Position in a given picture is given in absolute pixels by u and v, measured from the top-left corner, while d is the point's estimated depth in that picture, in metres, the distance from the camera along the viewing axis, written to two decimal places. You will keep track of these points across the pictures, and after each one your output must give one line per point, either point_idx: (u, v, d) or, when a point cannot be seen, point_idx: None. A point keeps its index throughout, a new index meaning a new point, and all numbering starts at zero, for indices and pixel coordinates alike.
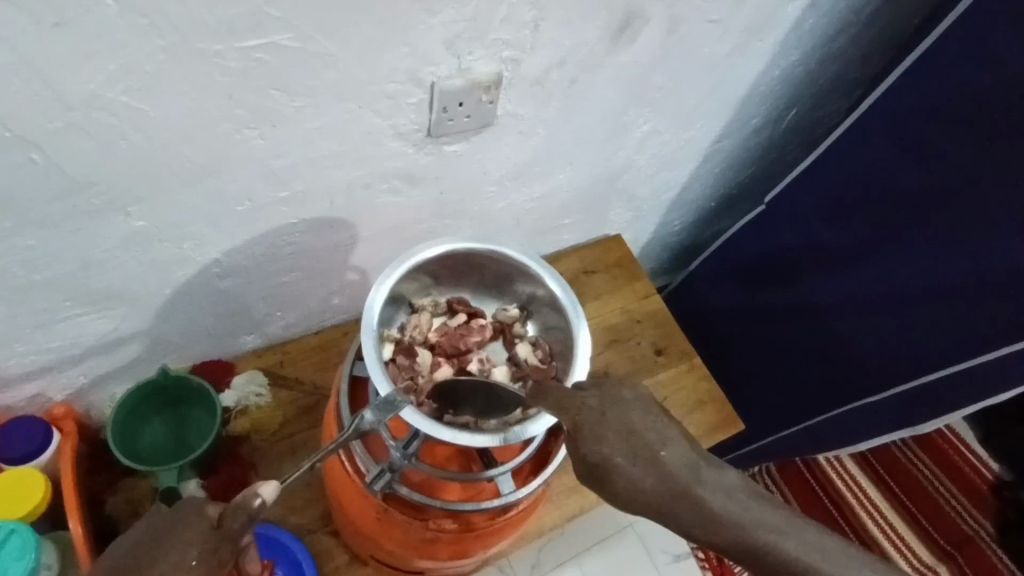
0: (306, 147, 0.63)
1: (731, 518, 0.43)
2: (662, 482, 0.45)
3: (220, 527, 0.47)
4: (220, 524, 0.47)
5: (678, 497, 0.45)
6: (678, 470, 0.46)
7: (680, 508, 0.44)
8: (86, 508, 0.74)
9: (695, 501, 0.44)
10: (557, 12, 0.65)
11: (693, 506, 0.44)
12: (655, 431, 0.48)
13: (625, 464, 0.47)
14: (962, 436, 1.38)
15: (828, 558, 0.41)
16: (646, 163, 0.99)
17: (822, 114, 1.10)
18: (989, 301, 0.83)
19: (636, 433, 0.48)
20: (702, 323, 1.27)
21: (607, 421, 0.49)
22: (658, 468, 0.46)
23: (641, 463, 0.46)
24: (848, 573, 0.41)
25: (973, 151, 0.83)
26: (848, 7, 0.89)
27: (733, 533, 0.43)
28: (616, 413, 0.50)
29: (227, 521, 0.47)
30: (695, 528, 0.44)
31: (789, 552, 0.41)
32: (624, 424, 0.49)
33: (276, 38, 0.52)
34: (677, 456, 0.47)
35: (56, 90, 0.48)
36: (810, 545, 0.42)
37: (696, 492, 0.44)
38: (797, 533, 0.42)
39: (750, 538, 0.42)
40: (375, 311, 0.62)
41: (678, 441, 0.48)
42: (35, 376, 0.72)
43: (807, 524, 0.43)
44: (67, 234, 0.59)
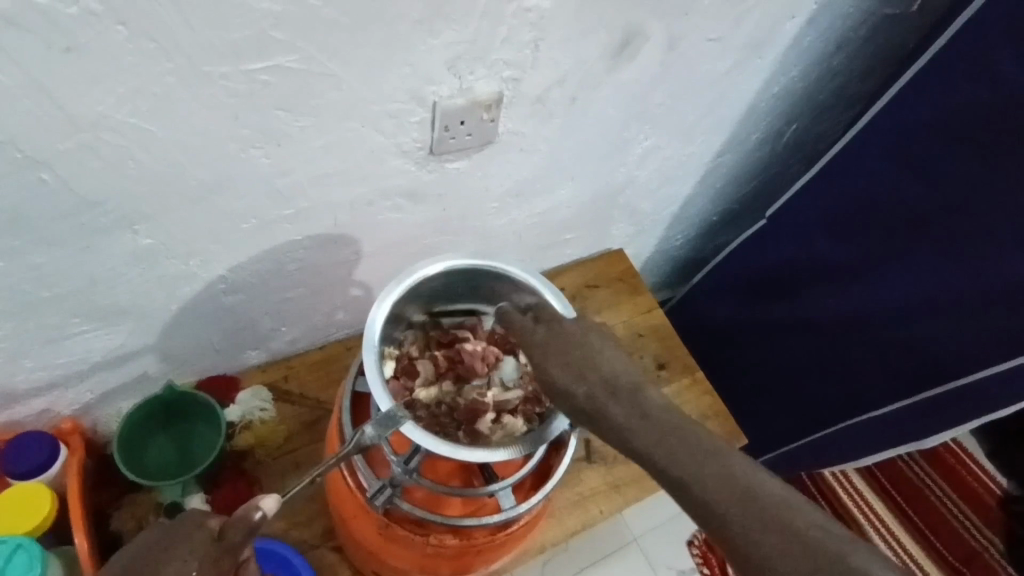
0: (311, 165, 0.64)
1: (631, 428, 0.53)
2: (588, 398, 0.57)
3: (221, 540, 0.47)
4: (221, 536, 0.48)
5: (596, 407, 0.56)
6: (602, 392, 0.57)
7: (597, 416, 0.56)
8: (90, 523, 0.74)
9: (606, 411, 0.55)
10: (556, 32, 0.66)
11: (607, 419, 0.55)
12: (594, 356, 0.60)
13: (557, 378, 0.59)
14: (970, 449, 1.36)
15: (704, 459, 0.48)
16: (648, 178, 1.00)
17: (822, 129, 1.11)
18: (993, 315, 0.83)
19: (574, 359, 0.60)
20: (705, 337, 1.27)
21: (549, 347, 0.62)
22: (584, 382, 0.58)
23: (570, 378, 0.59)
24: (711, 467, 0.47)
25: (971, 165, 0.83)
26: (845, 24, 0.90)
27: (634, 439, 0.52)
28: (572, 343, 0.61)
29: (227, 534, 0.48)
30: (612, 433, 0.54)
31: (676, 458, 0.48)
32: (573, 350, 0.61)
33: (281, 60, 0.54)
34: (608, 374, 0.58)
35: (67, 113, 0.49)
36: (691, 454, 0.48)
37: (612, 401, 0.55)
38: (684, 439, 0.50)
39: (637, 438, 0.52)
40: (376, 328, 0.63)
41: (617, 368, 0.58)
42: (42, 392, 0.73)
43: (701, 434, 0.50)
44: (75, 252, 0.60)
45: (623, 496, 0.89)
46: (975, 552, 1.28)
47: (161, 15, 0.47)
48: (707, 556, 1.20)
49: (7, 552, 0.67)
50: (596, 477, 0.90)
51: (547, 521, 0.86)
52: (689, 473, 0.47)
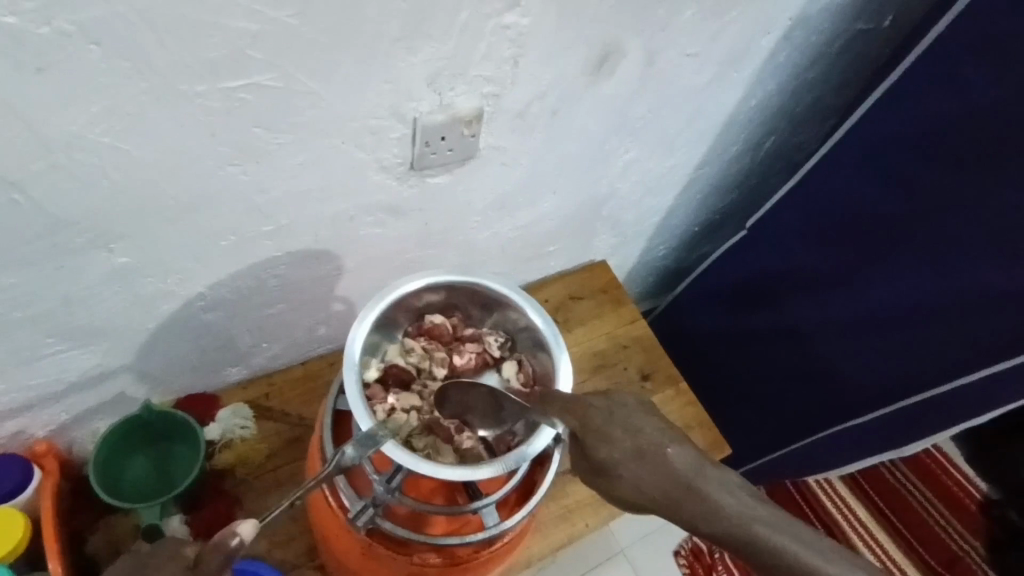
0: (290, 182, 0.64)
1: (724, 505, 0.46)
2: (663, 482, 0.50)
3: (197, 567, 0.48)
4: (197, 565, 0.48)
5: (678, 489, 0.49)
6: (683, 471, 0.50)
7: (681, 500, 0.48)
8: (65, 547, 0.73)
9: (695, 494, 0.48)
10: (536, 49, 0.66)
11: (693, 499, 0.48)
12: (661, 441, 0.52)
13: (627, 458, 0.52)
14: (949, 453, 1.38)
15: (823, 558, 0.43)
16: (629, 191, 1.01)
17: (800, 140, 1.12)
18: (969, 323, 0.85)
19: (641, 436, 0.53)
20: (689, 347, 1.28)
21: (614, 420, 0.55)
22: (659, 462, 0.51)
23: (642, 458, 0.52)
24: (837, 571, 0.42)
25: (943, 177, 0.84)
26: (820, 39, 0.92)
27: (723, 520, 0.46)
28: (629, 425, 0.54)
29: (203, 562, 0.48)
30: (694, 518, 0.47)
31: (764, 537, 0.44)
32: (632, 427, 0.54)
33: (259, 79, 0.54)
34: (682, 458, 0.51)
35: (39, 132, 0.49)
36: (812, 549, 0.44)
37: (696, 483, 0.48)
38: (801, 534, 0.44)
39: (731, 520, 0.46)
40: (358, 346, 0.63)
41: (682, 447, 0.52)
42: (15, 414, 0.71)
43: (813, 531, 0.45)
44: (49, 272, 0.59)
45: (608, 509, 0.89)
46: (956, 556, 1.30)
47: (135, 35, 0.46)
48: (694, 565, 1.21)
49: None
50: (582, 490, 0.90)
51: (532, 536, 0.86)
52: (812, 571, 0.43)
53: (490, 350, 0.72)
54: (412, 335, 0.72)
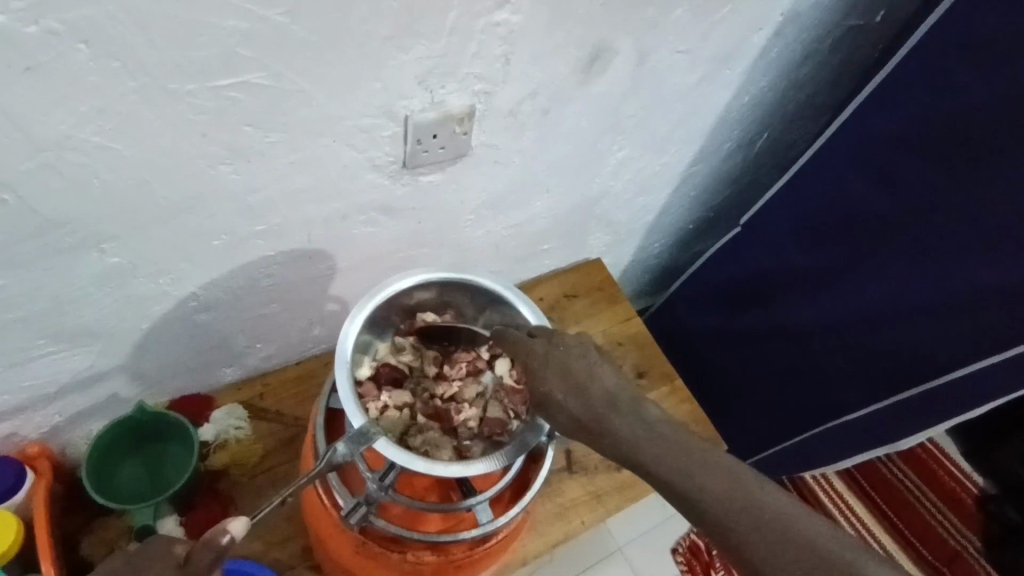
0: (282, 182, 0.64)
1: (632, 435, 0.53)
2: (584, 410, 0.55)
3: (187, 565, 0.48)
4: (187, 562, 0.48)
5: (596, 420, 0.55)
6: (601, 404, 0.55)
7: (597, 432, 0.55)
8: (59, 549, 0.72)
9: (610, 425, 0.54)
10: (527, 47, 0.66)
11: (609, 430, 0.54)
12: (587, 378, 0.56)
13: (558, 397, 0.56)
14: (945, 448, 1.38)
15: (712, 476, 0.49)
16: (623, 189, 1.01)
17: (793, 138, 1.13)
18: (962, 318, 0.85)
19: (572, 375, 0.57)
20: (684, 345, 1.28)
21: (550, 363, 0.58)
22: (585, 397, 0.56)
23: (572, 393, 0.56)
24: (722, 489, 0.48)
25: (934, 172, 0.85)
26: (811, 36, 0.92)
27: (633, 447, 0.53)
28: (563, 363, 0.58)
29: (192, 561, 0.48)
30: (611, 444, 0.54)
31: (665, 461, 0.51)
32: (567, 367, 0.57)
33: (249, 77, 0.53)
34: (603, 394, 0.55)
35: (28, 133, 0.49)
36: (703, 470, 0.49)
37: (611, 415, 0.54)
38: (697, 457, 0.50)
39: (640, 449, 0.52)
40: (349, 344, 0.63)
41: (605, 381, 0.56)
42: (8, 416, 0.71)
43: (712, 454, 0.50)
44: (40, 273, 0.59)
45: (604, 506, 0.89)
46: (956, 552, 1.30)
47: (124, 34, 0.46)
48: (692, 564, 1.19)
49: None
50: (578, 488, 0.90)
51: (527, 534, 0.86)
52: (699, 488, 0.49)
53: (481, 354, 0.73)
54: (404, 336, 0.72)
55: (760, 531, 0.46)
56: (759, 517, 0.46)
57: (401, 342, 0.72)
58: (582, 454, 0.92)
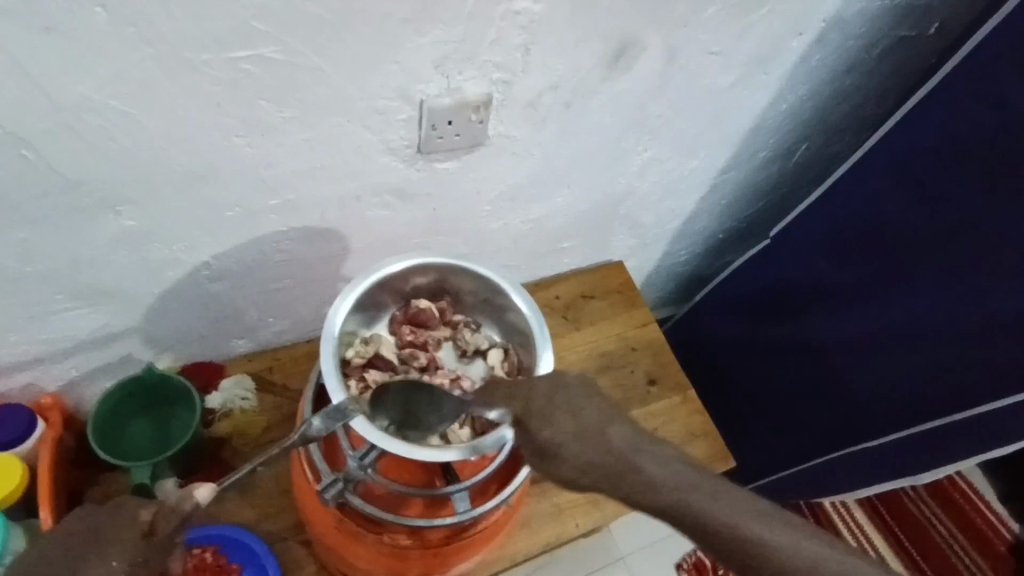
0: (296, 158, 0.65)
1: (663, 484, 0.50)
2: (606, 455, 0.52)
3: (151, 536, 0.51)
4: (151, 531, 0.51)
5: (623, 464, 0.51)
6: (622, 447, 0.52)
7: (625, 477, 0.51)
8: (61, 498, 0.75)
9: (637, 472, 0.50)
10: (549, 37, 0.66)
11: (638, 479, 0.50)
12: (601, 421, 0.53)
13: (572, 439, 0.53)
14: (975, 485, 1.32)
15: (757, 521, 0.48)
16: (649, 191, 0.99)
17: (833, 151, 1.08)
18: (997, 349, 0.81)
19: (583, 415, 0.54)
20: (705, 357, 1.25)
21: (555, 403, 0.55)
22: (603, 441, 0.52)
23: (587, 437, 0.53)
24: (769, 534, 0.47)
25: (976, 193, 0.80)
26: (856, 44, 0.88)
27: (669, 494, 0.49)
28: (570, 405, 0.55)
29: (157, 531, 0.51)
30: (639, 493, 0.50)
31: (704, 510, 0.48)
32: (574, 408, 0.54)
33: (264, 51, 0.54)
34: (623, 438, 0.52)
35: (48, 92, 0.50)
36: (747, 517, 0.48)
37: (638, 457, 0.51)
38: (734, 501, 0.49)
39: (673, 495, 0.49)
40: (338, 320, 0.63)
41: (623, 424, 0.53)
42: (26, 367, 0.74)
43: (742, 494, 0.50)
44: (58, 230, 0.61)
45: (602, 511, 0.88)
46: None
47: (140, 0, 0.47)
48: None
49: None
50: (576, 490, 0.88)
51: (519, 530, 0.85)
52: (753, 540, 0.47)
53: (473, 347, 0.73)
54: (398, 319, 0.72)
55: (800, 567, 0.46)
56: (796, 555, 0.46)
57: (395, 325, 0.72)
58: None
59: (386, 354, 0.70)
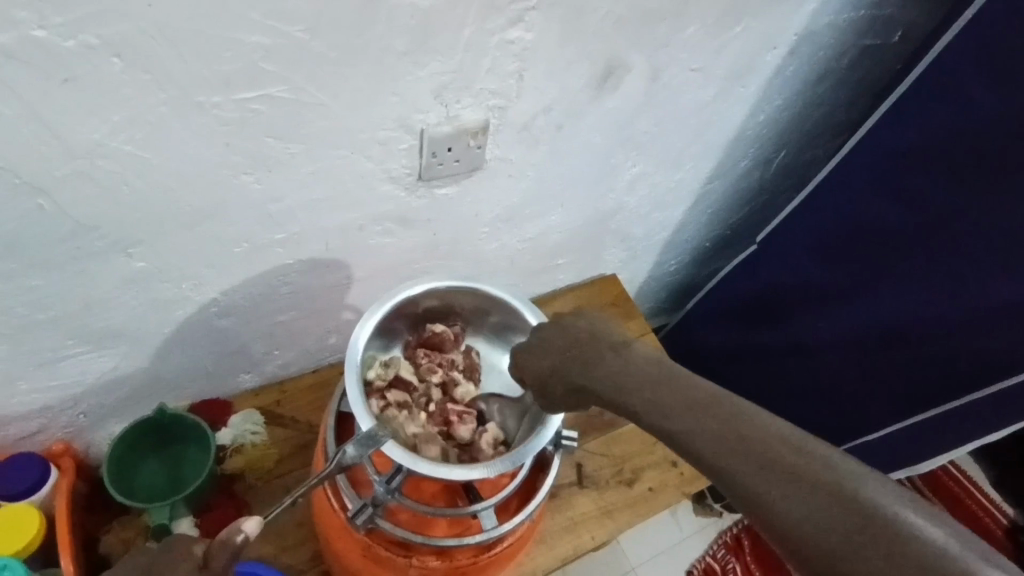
0: (301, 191, 0.66)
1: (622, 381, 0.52)
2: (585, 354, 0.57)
3: (206, 567, 0.49)
4: (206, 563, 0.49)
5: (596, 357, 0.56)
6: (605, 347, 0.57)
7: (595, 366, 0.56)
8: (77, 545, 0.74)
9: (600, 369, 0.55)
10: (541, 63, 0.68)
11: (596, 378, 0.55)
12: (584, 338, 0.59)
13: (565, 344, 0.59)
14: (972, 476, 1.34)
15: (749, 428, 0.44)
16: (639, 204, 1.02)
17: (811, 156, 1.13)
18: (985, 336, 0.83)
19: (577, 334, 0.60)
20: (700, 363, 1.28)
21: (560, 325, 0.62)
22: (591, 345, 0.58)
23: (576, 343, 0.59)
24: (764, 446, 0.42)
25: (951, 187, 0.83)
26: (828, 54, 0.92)
27: (620, 392, 0.52)
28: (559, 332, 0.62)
29: (212, 559, 0.49)
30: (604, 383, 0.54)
31: (662, 405, 0.48)
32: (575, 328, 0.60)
33: (271, 90, 0.56)
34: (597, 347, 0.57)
35: (64, 141, 0.52)
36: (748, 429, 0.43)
37: (601, 357, 0.55)
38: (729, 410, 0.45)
39: (630, 393, 0.51)
40: (359, 347, 0.65)
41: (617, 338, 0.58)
42: (36, 415, 0.74)
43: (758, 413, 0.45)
44: (70, 275, 0.62)
45: (614, 521, 0.89)
46: None
47: (154, 48, 0.49)
48: None
49: None
50: (588, 502, 0.89)
51: (536, 547, 0.85)
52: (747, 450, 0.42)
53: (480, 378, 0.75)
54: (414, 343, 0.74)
55: (766, 469, 0.41)
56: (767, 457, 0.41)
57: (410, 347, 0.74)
58: (592, 469, 0.92)
59: (406, 373, 0.71)
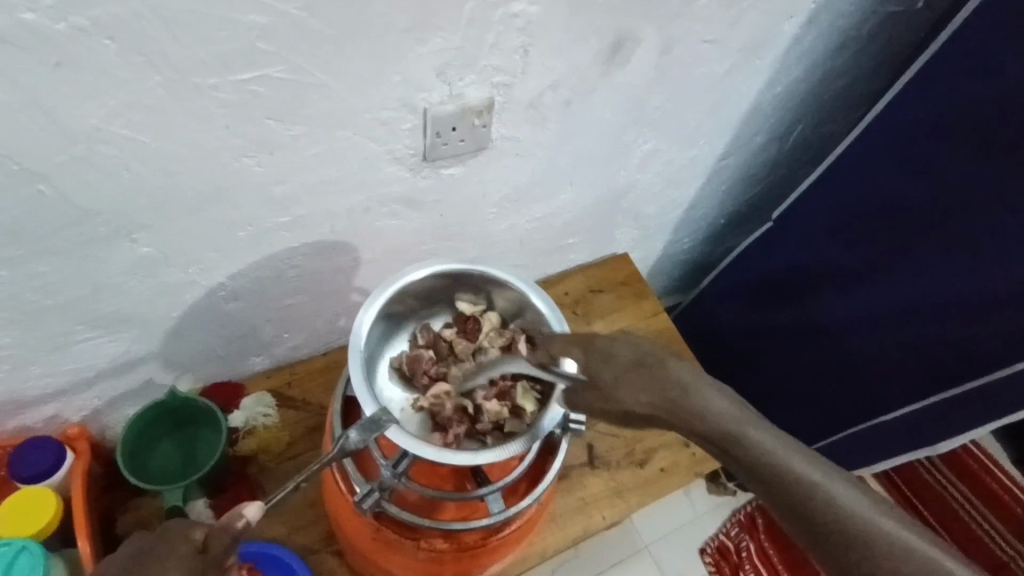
0: (305, 174, 0.66)
1: (725, 417, 0.54)
2: (644, 395, 0.57)
3: (206, 552, 0.53)
4: (206, 548, 0.53)
5: (657, 405, 0.57)
6: (659, 389, 0.57)
7: (658, 416, 0.57)
8: (95, 525, 0.76)
9: (671, 411, 0.56)
10: (547, 38, 0.66)
11: (692, 411, 0.55)
12: (663, 365, 0.58)
13: (615, 383, 0.58)
14: (994, 455, 1.29)
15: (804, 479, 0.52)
16: (650, 182, 0.99)
17: (830, 129, 1.09)
18: (1004, 316, 0.81)
19: (628, 366, 0.59)
20: (714, 342, 1.26)
21: (601, 355, 0.60)
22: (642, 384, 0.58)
23: (625, 378, 0.58)
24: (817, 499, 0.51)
25: (976, 161, 0.80)
26: (847, 23, 0.89)
27: (726, 428, 0.54)
28: (631, 348, 0.60)
29: (211, 546, 0.53)
30: (673, 428, 0.56)
31: (769, 452, 0.53)
32: (616, 359, 0.60)
33: (270, 71, 0.55)
34: (682, 373, 0.57)
35: (62, 126, 0.51)
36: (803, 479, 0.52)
37: (667, 403, 0.57)
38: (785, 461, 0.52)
39: (705, 434, 0.55)
40: (363, 333, 0.65)
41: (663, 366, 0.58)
42: (50, 398, 0.75)
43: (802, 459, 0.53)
44: (75, 261, 0.62)
45: (626, 502, 0.88)
46: (1000, 563, 1.22)
47: (148, 30, 0.48)
48: (720, 564, 1.17)
49: (12, 553, 0.69)
50: (600, 483, 0.89)
51: (548, 527, 0.85)
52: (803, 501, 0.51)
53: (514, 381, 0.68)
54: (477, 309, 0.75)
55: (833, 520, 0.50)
56: (855, 513, 0.50)
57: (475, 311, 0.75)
58: (605, 449, 0.92)
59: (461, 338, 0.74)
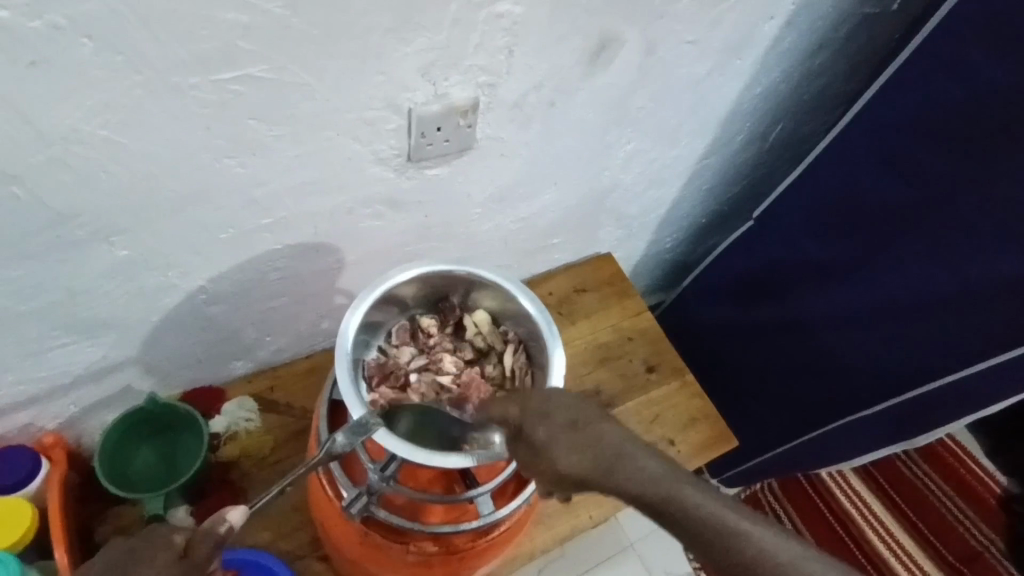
0: (287, 176, 0.65)
1: (642, 484, 0.52)
2: (586, 457, 0.54)
3: (186, 557, 0.52)
4: (186, 554, 0.52)
5: (601, 466, 0.54)
6: (602, 449, 0.54)
7: (603, 478, 0.53)
8: (72, 535, 0.74)
9: (613, 473, 0.53)
10: (531, 38, 0.66)
11: (614, 479, 0.53)
12: (595, 424, 0.56)
13: (553, 443, 0.55)
14: (967, 446, 1.33)
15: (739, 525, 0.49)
16: (633, 182, 1.00)
17: (809, 129, 1.11)
18: (979, 313, 0.83)
19: (565, 418, 0.56)
20: (697, 341, 1.27)
21: (541, 407, 0.58)
22: (583, 443, 0.55)
23: (568, 442, 0.55)
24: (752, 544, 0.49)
25: (949, 163, 0.82)
26: (825, 24, 0.90)
27: (646, 497, 0.52)
28: (558, 410, 0.57)
29: (193, 551, 0.52)
30: (615, 492, 0.53)
31: (683, 510, 0.51)
32: (556, 412, 0.57)
33: (252, 70, 0.54)
34: (600, 438, 0.55)
35: (37, 127, 0.50)
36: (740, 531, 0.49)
37: (610, 466, 0.53)
38: (724, 511, 0.50)
39: (649, 497, 0.52)
40: (349, 335, 0.64)
41: (602, 424, 0.56)
42: (24, 406, 0.73)
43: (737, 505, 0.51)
44: (51, 265, 0.60)
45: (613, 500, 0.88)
46: (977, 552, 1.24)
47: (126, 27, 0.47)
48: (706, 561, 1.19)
49: None
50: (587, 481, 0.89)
51: (535, 528, 0.86)
52: (734, 546, 0.49)
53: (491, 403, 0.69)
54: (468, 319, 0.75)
55: None
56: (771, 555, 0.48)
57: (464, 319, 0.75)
58: None
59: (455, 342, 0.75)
